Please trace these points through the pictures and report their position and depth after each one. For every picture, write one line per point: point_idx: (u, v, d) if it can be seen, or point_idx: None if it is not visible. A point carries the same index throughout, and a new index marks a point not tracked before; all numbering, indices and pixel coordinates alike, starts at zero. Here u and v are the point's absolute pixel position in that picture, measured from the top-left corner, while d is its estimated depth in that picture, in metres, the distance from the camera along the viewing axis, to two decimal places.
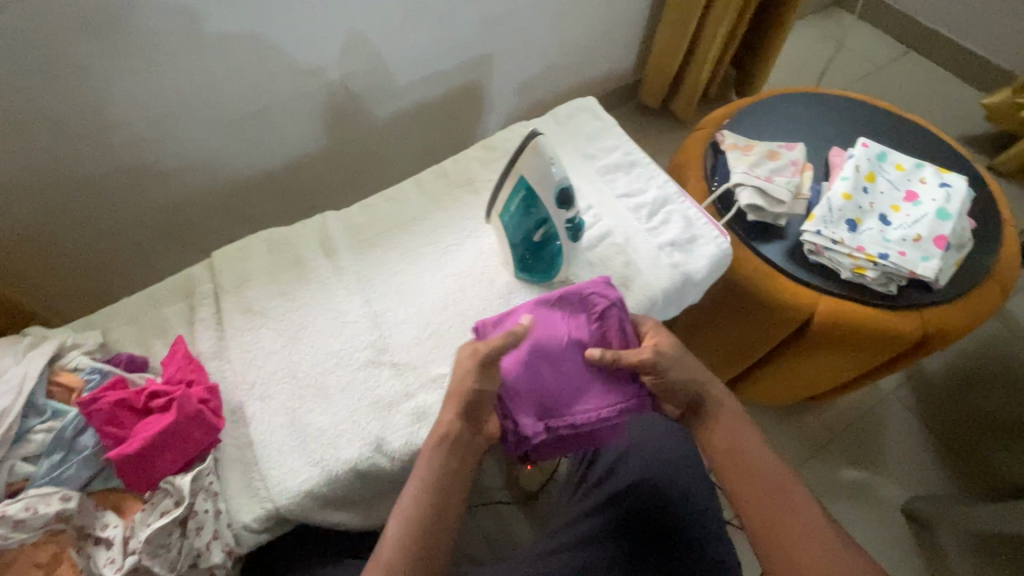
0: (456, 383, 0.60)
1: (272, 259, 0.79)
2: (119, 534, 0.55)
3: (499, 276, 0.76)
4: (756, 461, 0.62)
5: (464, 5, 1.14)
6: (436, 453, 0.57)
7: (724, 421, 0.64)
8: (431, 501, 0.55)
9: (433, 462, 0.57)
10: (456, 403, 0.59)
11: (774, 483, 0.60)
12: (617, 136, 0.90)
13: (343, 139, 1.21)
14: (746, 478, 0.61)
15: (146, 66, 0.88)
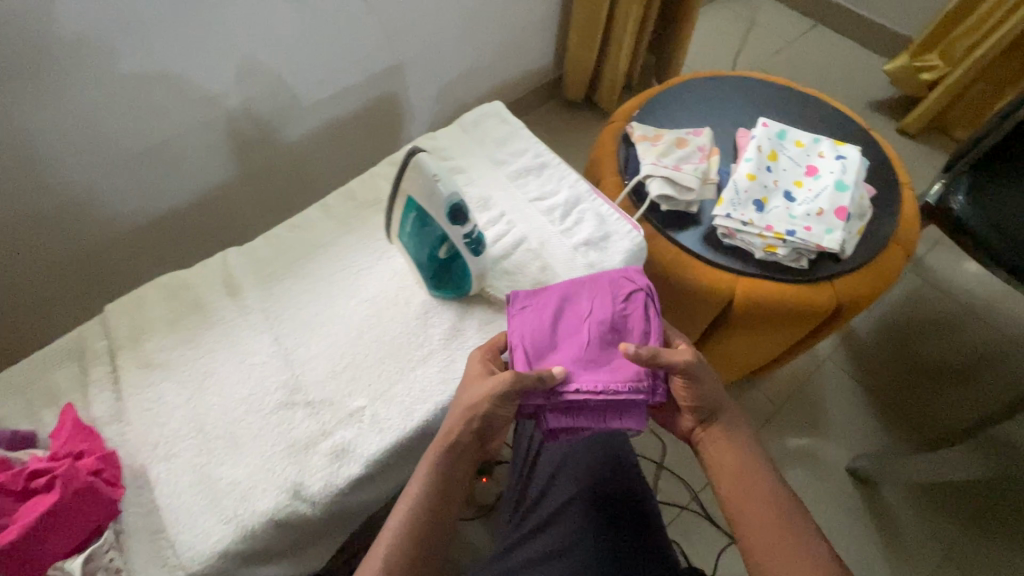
0: (472, 398, 0.60)
1: (172, 305, 0.73)
2: None
3: (415, 296, 0.74)
4: (756, 475, 0.64)
5: (365, 17, 1.10)
6: (440, 463, 0.61)
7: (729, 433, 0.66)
8: (422, 506, 0.61)
9: (429, 472, 0.61)
10: (466, 418, 0.60)
11: (771, 499, 0.62)
12: (526, 138, 0.89)
13: (255, 166, 1.16)
14: (743, 491, 0.63)
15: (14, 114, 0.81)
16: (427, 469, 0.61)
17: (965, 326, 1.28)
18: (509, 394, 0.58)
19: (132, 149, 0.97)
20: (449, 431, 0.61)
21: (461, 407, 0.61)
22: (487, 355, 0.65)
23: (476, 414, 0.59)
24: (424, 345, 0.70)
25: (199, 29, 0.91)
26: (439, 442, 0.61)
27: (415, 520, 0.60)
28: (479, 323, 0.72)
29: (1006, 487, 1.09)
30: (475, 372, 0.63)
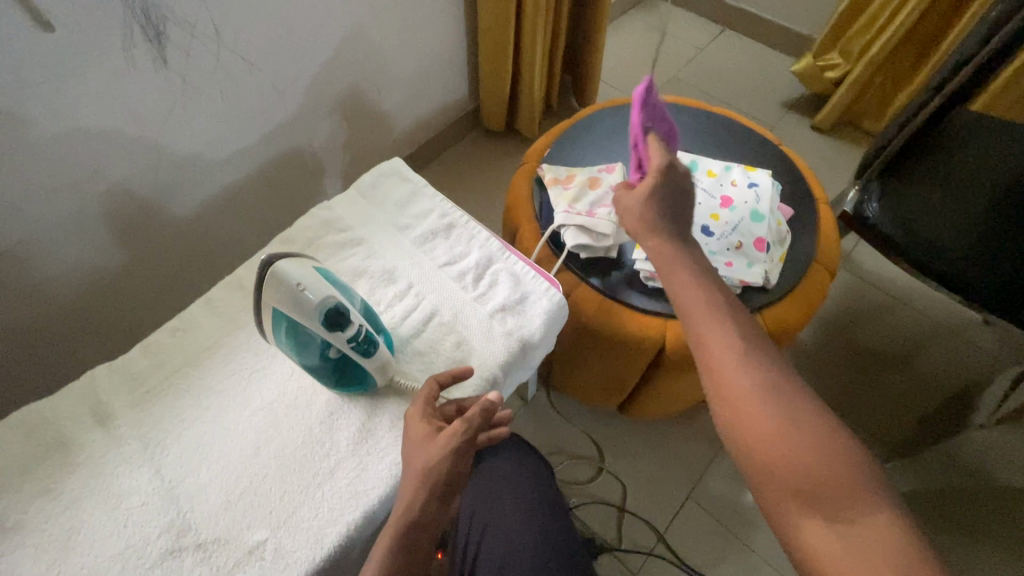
0: (429, 455, 0.55)
1: (26, 450, 0.62)
2: None
3: (317, 397, 0.66)
4: (710, 303, 0.54)
5: (247, 75, 1.01)
6: (399, 543, 0.53)
7: (675, 255, 0.59)
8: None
9: (393, 550, 0.52)
10: (422, 483, 0.54)
11: (732, 329, 0.52)
12: (429, 196, 0.83)
13: (146, 246, 1.04)
14: (697, 322, 0.54)
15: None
16: (388, 546, 0.52)
17: (902, 317, 1.30)
18: (463, 450, 0.56)
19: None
20: (407, 505, 0.53)
21: (416, 468, 0.55)
22: (427, 408, 0.60)
23: (437, 478, 0.54)
24: (331, 455, 0.63)
25: (43, 113, 0.80)
26: (401, 511, 0.54)
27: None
28: (391, 418, 0.65)
29: (965, 495, 1.10)
30: (418, 432, 0.58)
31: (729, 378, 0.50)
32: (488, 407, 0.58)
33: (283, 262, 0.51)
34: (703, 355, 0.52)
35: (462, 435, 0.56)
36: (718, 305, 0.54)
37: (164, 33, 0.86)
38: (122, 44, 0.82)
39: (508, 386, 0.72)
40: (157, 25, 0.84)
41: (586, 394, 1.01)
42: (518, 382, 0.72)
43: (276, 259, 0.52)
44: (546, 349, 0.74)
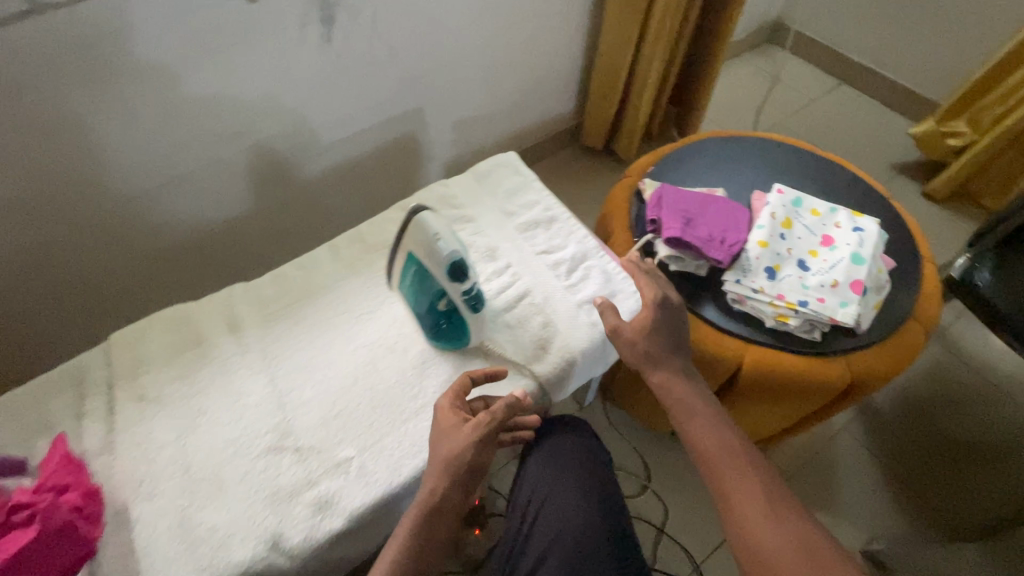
0: (451, 451, 0.60)
1: (171, 340, 0.74)
2: None
3: (414, 345, 0.74)
4: (721, 444, 0.63)
5: (389, 62, 1.14)
6: (421, 524, 0.58)
7: (678, 389, 0.68)
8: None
9: (414, 525, 0.58)
10: (445, 468, 0.59)
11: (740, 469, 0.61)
12: (537, 191, 0.89)
13: (273, 199, 1.18)
14: (707, 462, 0.62)
15: (31, 144, 0.83)
16: (415, 523, 0.58)
17: (995, 405, 1.22)
18: (490, 436, 0.61)
19: (151, 181, 0.99)
20: (433, 489, 0.59)
21: (439, 458, 0.60)
22: (457, 401, 0.64)
23: (460, 463, 0.59)
24: (419, 397, 0.70)
25: (227, 70, 0.94)
26: (423, 495, 0.59)
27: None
28: (476, 378, 0.71)
29: None
30: (447, 420, 0.63)
31: (742, 514, 0.58)
32: (513, 403, 0.63)
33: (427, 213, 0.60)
34: (726, 506, 0.59)
35: (488, 424, 0.61)
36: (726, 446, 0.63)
37: (334, 16, 0.99)
38: (300, 21, 0.96)
39: (582, 376, 0.76)
40: (331, 9, 0.98)
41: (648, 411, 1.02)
42: (594, 372, 0.76)
43: (420, 208, 0.61)
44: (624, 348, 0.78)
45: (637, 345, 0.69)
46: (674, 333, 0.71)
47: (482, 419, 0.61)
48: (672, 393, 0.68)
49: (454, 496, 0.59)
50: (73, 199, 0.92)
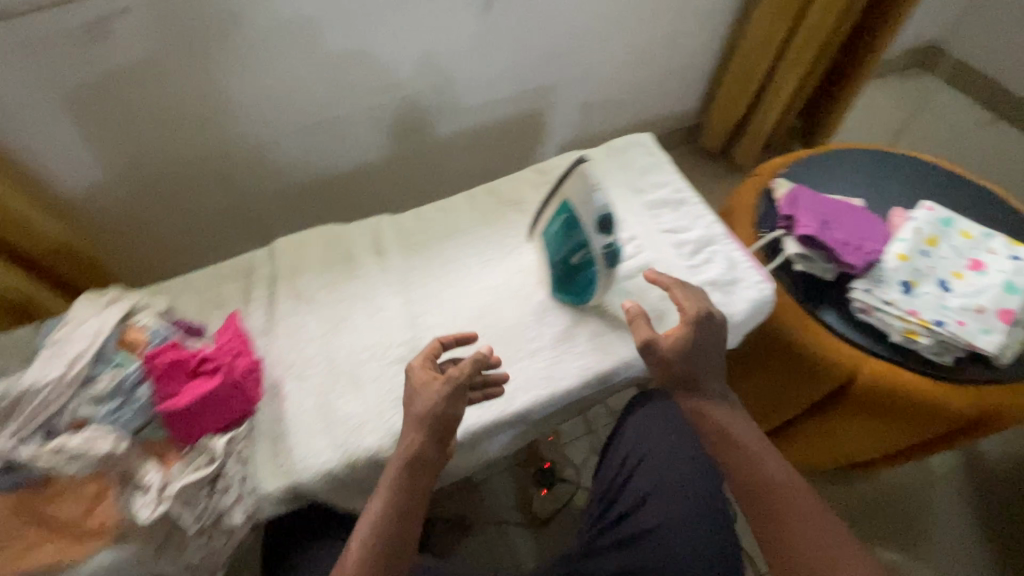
0: (425, 407, 0.61)
1: (325, 252, 0.84)
2: (157, 481, 0.60)
3: (535, 294, 0.79)
4: (762, 470, 0.69)
5: (535, 37, 1.19)
6: (402, 475, 0.60)
7: (717, 418, 0.72)
8: (391, 532, 0.58)
9: (396, 483, 0.60)
10: (419, 424, 0.61)
11: (778, 495, 0.67)
12: (668, 172, 0.91)
13: (407, 152, 1.28)
14: (746, 487, 0.69)
15: (230, 69, 0.96)
16: (397, 479, 0.60)
17: None
18: (457, 392, 0.62)
19: (314, 118, 1.11)
20: (410, 443, 0.60)
21: (411, 414, 0.62)
22: (428, 361, 0.66)
23: (432, 418, 0.61)
24: (536, 341, 0.75)
25: (397, 25, 1.03)
26: (399, 454, 0.61)
27: (392, 534, 0.58)
28: (591, 334, 0.75)
29: None
30: (421, 377, 0.64)
31: (781, 525, 0.65)
32: (479, 359, 0.65)
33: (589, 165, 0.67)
34: (772, 526, 0.66)
35: (460, 379, 0.63)
36: (764, 474, 0.69)
37: None
38: None
39: None
40: None
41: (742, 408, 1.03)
42: None
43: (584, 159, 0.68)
44: (736, 335, 0.79)
45: (667, 364, 0.70)
46: (703, 354, 0.71)
47: (454, 373, 0.63)
48: (710, 422, 0.72)
49: (428, 448, 0.61)
50: (252, 124, 1.05)
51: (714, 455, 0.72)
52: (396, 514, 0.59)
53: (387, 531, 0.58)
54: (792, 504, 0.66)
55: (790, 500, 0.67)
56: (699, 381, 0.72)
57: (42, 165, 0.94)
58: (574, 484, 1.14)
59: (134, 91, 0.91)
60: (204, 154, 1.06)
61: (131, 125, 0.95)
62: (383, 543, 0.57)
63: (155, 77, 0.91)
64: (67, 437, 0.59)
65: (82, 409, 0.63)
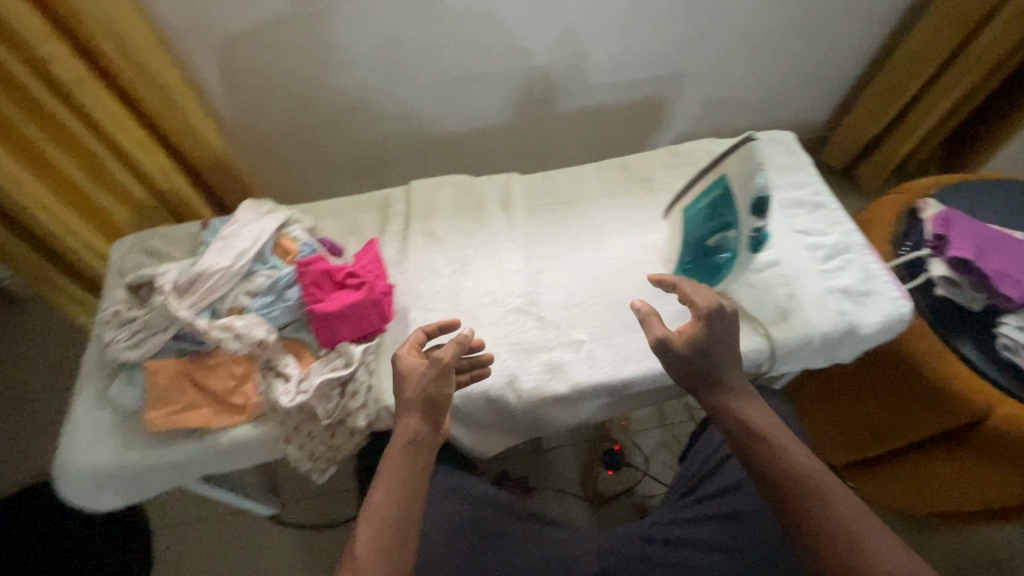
0: (415, 387, 0.61)
1: (457, 199, 0.88)
2: (297, 375, 0.67)
3: (656, 271, 0.80)
4: (802, 467, 0.57)
5: (679, 22, 1.16)
6: (404, 454, 0.59)
7: (739, 412, 0.61)
8: (393, 522, 0.54)
9: (394, 471, 0.57)
10: (415, 405, 0.61)
11: (816, 505, 0.54)
12: (809, 173, 0.88)
13: (527, 121, 1.30)
14: (775, 490, 0.57)
15: (386, 16, 1.00)
16: (398, 470, 0.57)
17: None
18: (447, 370, 0.62)
19: (450, 75, 1.14)
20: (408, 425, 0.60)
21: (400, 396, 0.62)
22: (414, 349, 0.65)
23: (423, 400, 0.61)
24: None
25: None
26: (399, 437, 0.60)
27: (393, 524, 0.54)
28: None
29: None
30: (409, 361, 0.63)
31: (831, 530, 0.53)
32: (463, 341, 0.63)
33: (757, 147, 0.63)
34: (825, 536, 0.53)
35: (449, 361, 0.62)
36: (799, 478, 0.56)
37: None
38: None
39: (806, 359, 0.76)
40: None
41: (831, 433, 1.00)
42: (822, 359, 0.75)
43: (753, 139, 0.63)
44: (859, 349, 0.76)
45: (683, 364, 0.63)
46: (723, 349, 0.63)
47: (442, 356, 0.62)
48: (733, 418, 0.61)
49: (420, 425, 0.60)
50: (393, 72, 1.11)
51: (738, 456, 0.61)
52: (396, 504, 0.56)
53: (386, 522, 0.54)
54: (838, 517, 0.53)
55: (832, 511, 0.54)
56: (721, 375, 0.63)
57: (214, 82, 1.04)
58: (640, 471, 1.15)
59: (301, 24, 0.98)
60: (346, 93, 1.12)
61: (291, 57, 1.03)
62: (388, 537, 0.54)
63: (321, 15, 0.98)
64: (232, 319, 0.67)
65: (240, 299, 0.70)
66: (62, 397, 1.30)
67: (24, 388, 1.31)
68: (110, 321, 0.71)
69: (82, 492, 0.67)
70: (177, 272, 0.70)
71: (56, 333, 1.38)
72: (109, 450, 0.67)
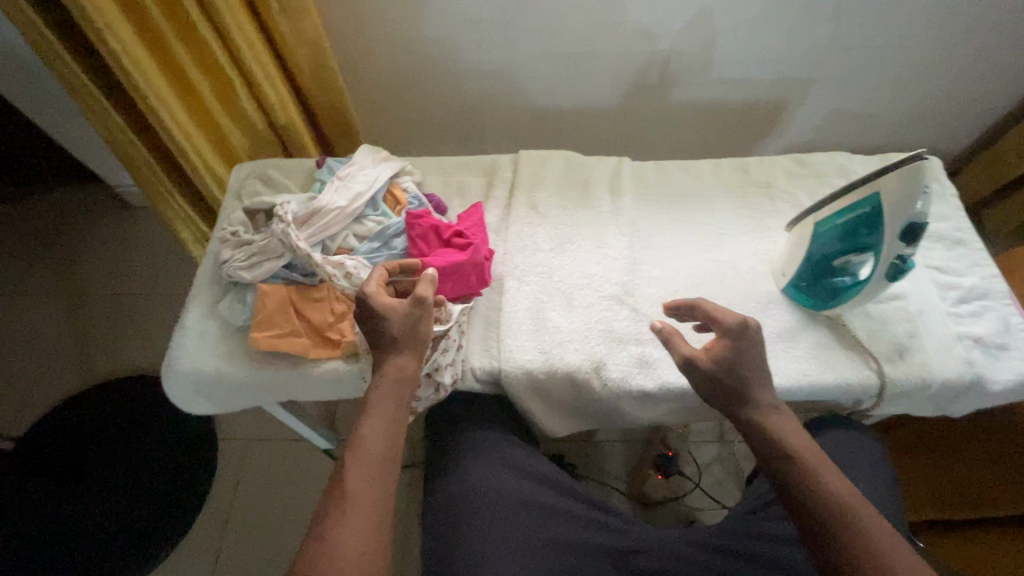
0: (399, 321, 0.59)
1: (565, 176, 0.86)
2: None
3: (763, 283, 0.76)
4: (837, 493, 0.51)
5: (823, 23, 1.07)
6: (391, 395, 0.57)
7: (768, 424, 0.56)
8: (379, 452, 0.53)
9: (382, 406, 0.56)
10: (395, 337, 0.59)
11: (848, 536, 0.49)
12: (952, 206, 0.80)
13: (635, 107, 1.25)
14: (802, 514, 0.52)
15: None
16: (386, 405, 0.57)
17: None
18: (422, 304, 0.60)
19: (568, 48, 1.11)
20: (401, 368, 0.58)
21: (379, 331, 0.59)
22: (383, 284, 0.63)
23: (405, 333, 0.59)
24: None
25: None
26: (388, 373, 0.58)
27: (379, 458, 0.53)
28: (816, 341, 0.71)
29: None
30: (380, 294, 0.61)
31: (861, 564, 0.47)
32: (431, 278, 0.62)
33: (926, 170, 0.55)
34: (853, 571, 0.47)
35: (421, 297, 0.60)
36: (822, 501, 0.51)
37: None
38: None
39: (913, 405, 0.71)
40: None
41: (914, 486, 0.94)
42: (933, 407, 0.69)
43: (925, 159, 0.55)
44: (978, 404, 0.70)
45: (714, 381, 0.58)
46: (754, 366, 0.58)
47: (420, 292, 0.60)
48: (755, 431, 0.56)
49: (412, 361, 0.59)
50: (511, 36, 1.09)
51: (762, 469, 0.56)
52: (382, 440, 0.55)
53: (372, 452, 0.53)
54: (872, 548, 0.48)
55: (862, 538, 0.48)
56: (751, 391, 0.57)
57: (340, 25, 1.06)
58: (690, 482, 1.12)
59: None
60: (461, 54, 1.12)
61: (418, 9, 1.03)
62: (376, 470, 0.52)
63: None
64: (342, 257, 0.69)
65: (350, 240, 0.73)
66: (160, 302, 1.41)
67: (130, 288, 1.43)
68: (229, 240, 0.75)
69: (183, 393, 0.72)
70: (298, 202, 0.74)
71: (161, 241, 1.50)
72: (214, 359, 0.71)
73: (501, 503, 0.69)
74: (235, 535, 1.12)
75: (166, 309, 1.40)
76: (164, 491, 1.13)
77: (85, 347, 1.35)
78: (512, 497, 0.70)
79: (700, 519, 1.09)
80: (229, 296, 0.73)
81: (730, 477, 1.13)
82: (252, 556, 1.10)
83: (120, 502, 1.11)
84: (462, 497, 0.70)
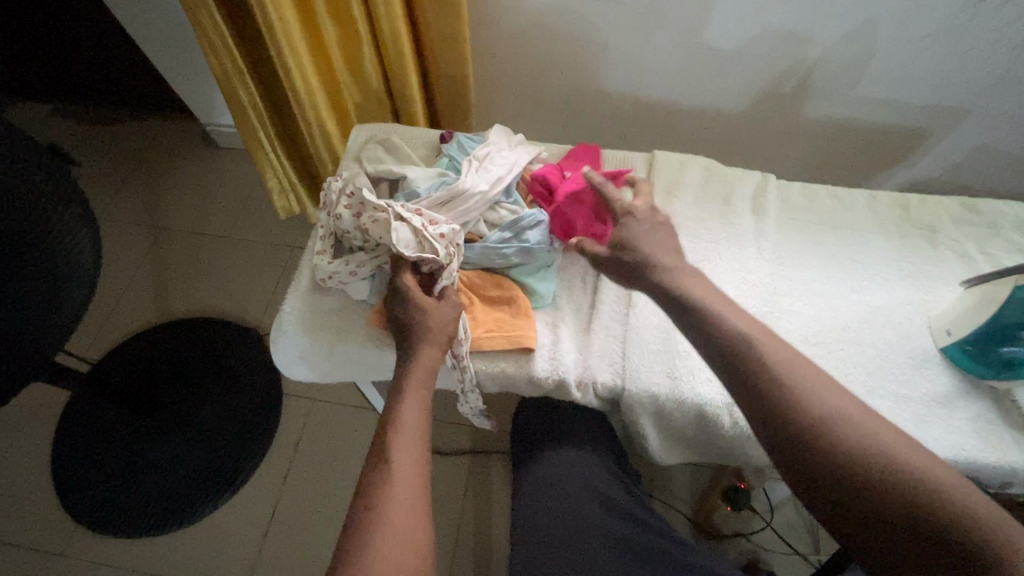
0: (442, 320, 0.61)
1: (704, 185, 0.80)
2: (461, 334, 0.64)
3: (917, 337, 0.69)
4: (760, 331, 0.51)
5: (1001, 50, 0.95)
6: (423, 371, 0.58)
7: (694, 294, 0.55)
8: (415, 424, 0.54)
9: (419, 401, 0.56)
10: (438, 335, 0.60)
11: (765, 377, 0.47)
12: None
13: (758, 117, 1.16)
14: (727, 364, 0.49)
15: None
16: (419, 382, 0.57)
17: None
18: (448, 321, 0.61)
19: (703, 43, 1.03)
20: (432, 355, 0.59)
21: (412, 320, 0.60)
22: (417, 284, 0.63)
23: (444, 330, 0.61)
24: (904, 387, 0.65)
25: None
26: (419, 361, 0.58)
27: (412, 483, 0.49)
28: (973, 412, 0.64)
29: None
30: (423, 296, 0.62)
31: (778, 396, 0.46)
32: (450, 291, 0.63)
33: None
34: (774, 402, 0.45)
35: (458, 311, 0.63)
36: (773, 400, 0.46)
37: None
38: None
39: None
40: None
41: None
42: None
43: None
44: None
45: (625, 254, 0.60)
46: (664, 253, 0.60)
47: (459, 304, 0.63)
48: None
49: (436, 356, 0.59)
50: (648, 22, 1.00)
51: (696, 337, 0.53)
52: (415, 462, 0.50)
53: (410, 429, 0.53)
54: None
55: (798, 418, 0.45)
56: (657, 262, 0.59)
57: None
58: (760, 519, 1.07)
59: None
60: (589, 36, 1.05)
61: None
62: (414, 437, 0.53)
63: None
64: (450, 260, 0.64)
65: (481, 226, 0.69)
66: (241, 245, 1.41)
67: (211, 229, 1.43)
68: (342, 201, 0.66)
69: (288, 357, 0.70)
70: (426, 201, 0.67)
71: (246, 186, 1.50)
72: (328, 332, 0.69)
73: (587, 536, 0.66)
74: (291, 491, 1.12)
75: (243, 257, 1.40)
76: (230, 437, 1.15)
77: (165, 280, 1.36)
78: (597, 531, 0.67)
79: (765, 558, 1.04)
80: (325, 252, 0.69)
81: (801, 521, 1.08)
82: (305, 514, 1.10)
83: (188, 441, 1.13)
84: (546, 521, 0.69)
